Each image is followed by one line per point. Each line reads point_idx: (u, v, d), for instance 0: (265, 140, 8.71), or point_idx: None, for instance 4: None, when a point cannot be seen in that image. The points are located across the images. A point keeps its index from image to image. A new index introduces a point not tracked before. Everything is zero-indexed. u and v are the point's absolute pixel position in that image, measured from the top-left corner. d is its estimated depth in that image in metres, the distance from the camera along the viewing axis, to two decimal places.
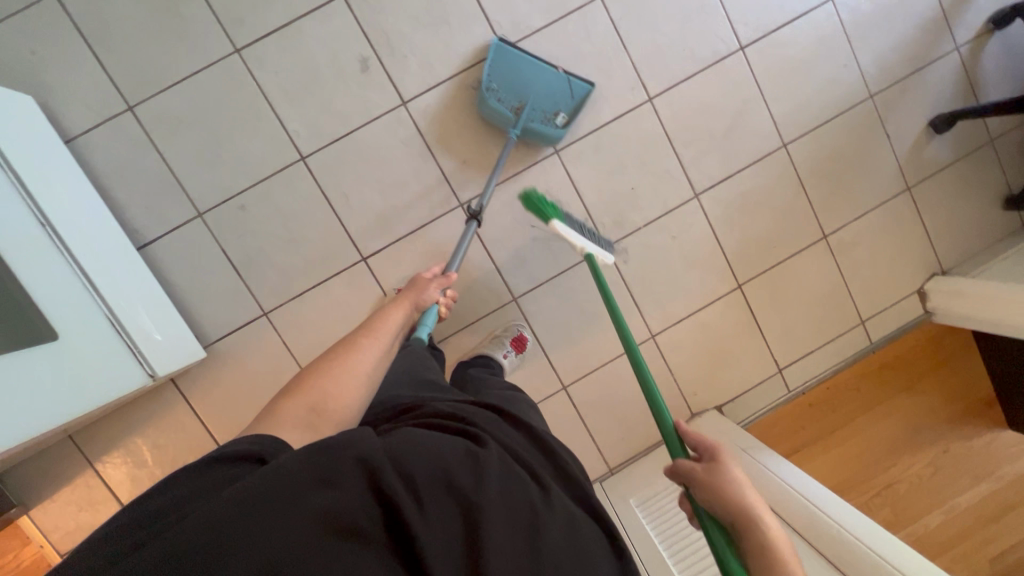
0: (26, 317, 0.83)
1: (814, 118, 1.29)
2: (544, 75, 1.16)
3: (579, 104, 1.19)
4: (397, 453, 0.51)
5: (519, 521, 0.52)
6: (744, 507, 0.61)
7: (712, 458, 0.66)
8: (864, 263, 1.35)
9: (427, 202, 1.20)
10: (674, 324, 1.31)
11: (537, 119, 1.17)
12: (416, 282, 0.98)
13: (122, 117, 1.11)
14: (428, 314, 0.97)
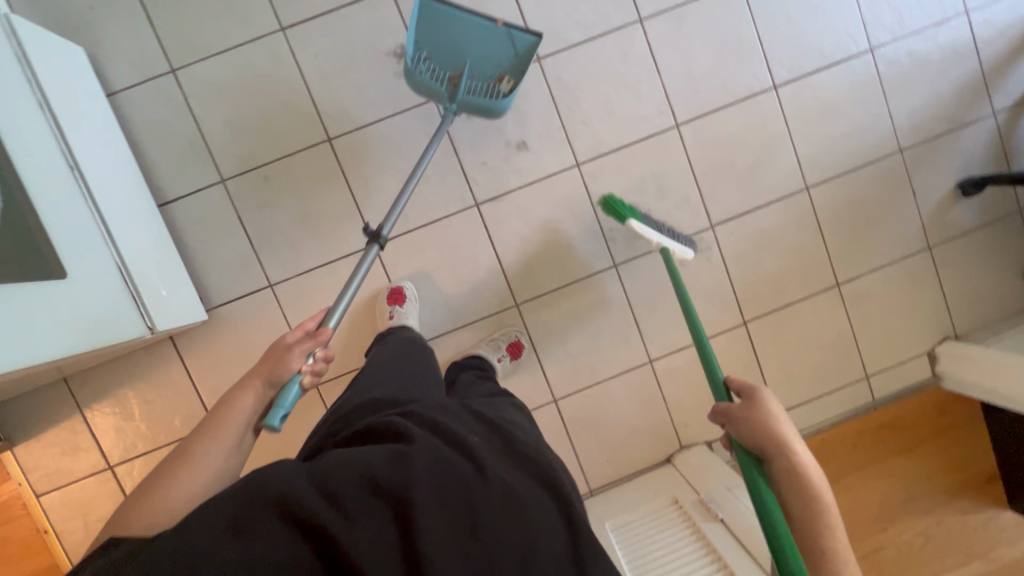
0: (40, 252, 0.85)
1: (840, 165, 1.28)
2: (480, 35, 1.07)
3: (522, 62, 1.10)
4: (314, 474, 0.52)
5: (454, 505, 0.54)
6: (780, 442, 0.69)
7: (755, 398, 0.73)
8: (876, 317, 1.32)
9: (444, 198, 1.22)
10: (673, 352, 1.30)
11: (478, 87, 1.09)
12: (278, 349, 0.80)
13: (163, 78, 1.15)
14: (288, 393, 0.75)
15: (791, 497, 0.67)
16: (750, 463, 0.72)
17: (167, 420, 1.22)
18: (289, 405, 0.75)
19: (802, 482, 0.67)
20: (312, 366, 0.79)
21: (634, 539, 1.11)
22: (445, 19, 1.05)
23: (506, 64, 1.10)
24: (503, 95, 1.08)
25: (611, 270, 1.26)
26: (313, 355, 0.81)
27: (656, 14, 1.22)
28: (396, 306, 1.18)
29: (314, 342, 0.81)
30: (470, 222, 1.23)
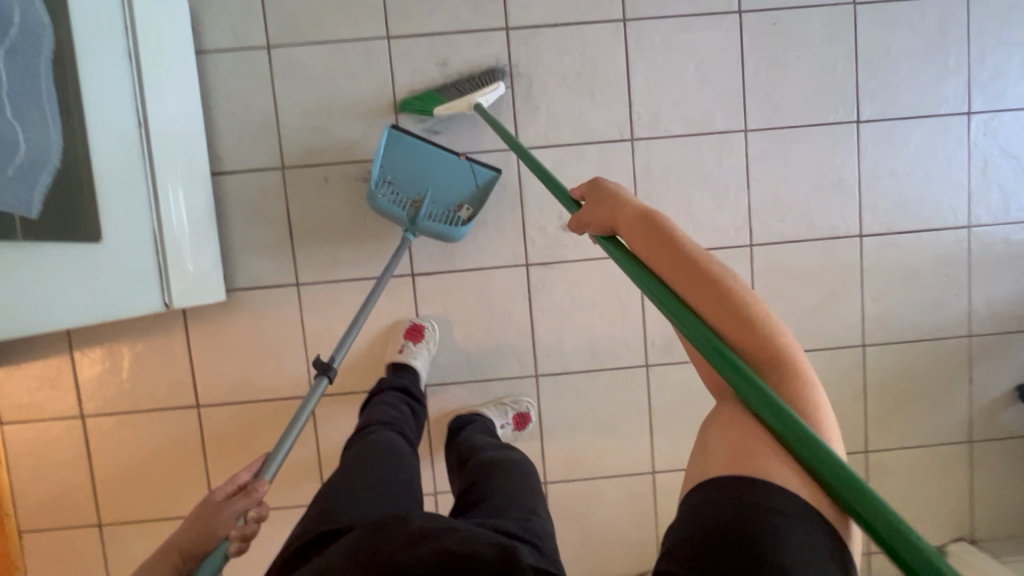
0: (78, 211, 0.83)
1: (904, 332, 1.22)
2: (444, 165, 1.11)
3: (483, 192, 1.14)
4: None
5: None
6: (620, 210, 0.69)
7: (595, 186, 0.74)
8: (894, 495, 1.25)
9: (495, 249, 1.17)
10: (679, 470, 1.23)
11: (438, 213, 1.11)
12: (209, 509, 0.77)
13: (257, 52, 1.11)
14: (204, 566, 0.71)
15: (656, 260, 0.64)
16: (610, 248, 0.69)
17: (153, 385, 1.17)
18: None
19: (656, 238, 0.64)
20: (240, 530, 0.74)
21: None
22: (408, 146, 1.09)
23: (467, 193, 1.13)
24: (460, 224, 1.11)
25: (641, 369, 1.20)
26: (244, 517, 0.75)
27: (762, 129, 1.17)
28: (410, 342, 1.13)
29: (245, 503, 0.76)
30: (515, 279, 1.18)
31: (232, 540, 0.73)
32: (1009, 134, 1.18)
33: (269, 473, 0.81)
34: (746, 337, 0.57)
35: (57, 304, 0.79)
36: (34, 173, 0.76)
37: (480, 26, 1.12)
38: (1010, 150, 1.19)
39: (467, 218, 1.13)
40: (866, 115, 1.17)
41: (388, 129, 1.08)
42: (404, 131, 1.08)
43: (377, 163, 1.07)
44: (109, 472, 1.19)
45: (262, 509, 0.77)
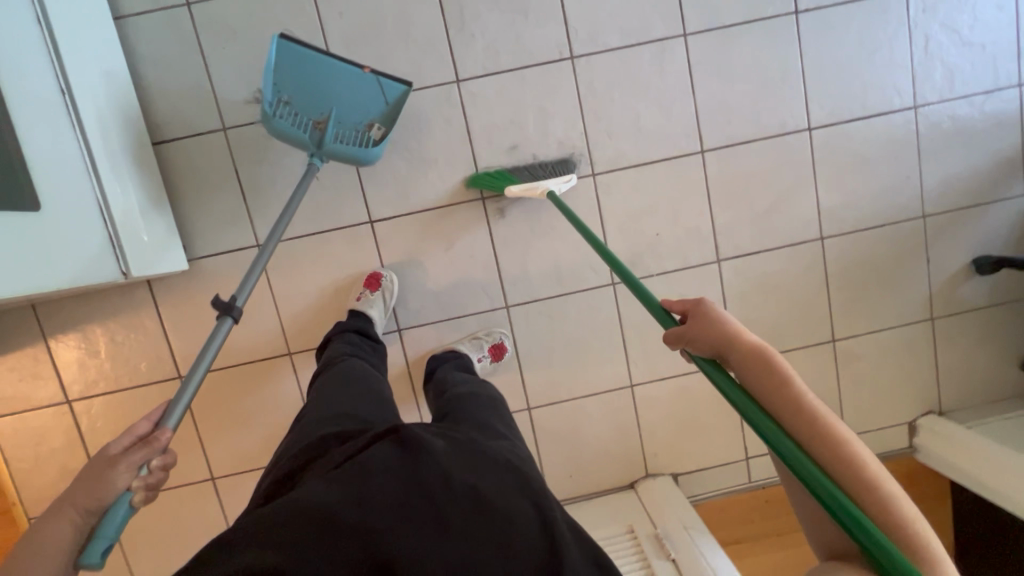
0: (19, 175, 0.82)
1: (860, 221, 1.24)
2: (348, 81, 1.04)
3: (394, 110, 1.08)
4: (279, 535, 0.53)
5: (423, 517, 0.57)
6: (733, 335, 0.72)
7: (697, 305, 0.77)
8: (864, 379, 1.30)
9: (450, 186, 1.17)
10: (655, 381, 1.27)
11: (346, 134, 1.05)
12: (99, 464, 0.73)
13: (177, 10, 1.08)
14: (110, 520, 0.69)
15: (772, 399, 0.68)
16: (712, 368, 0.71)
17: (132, 363, 1.19)
18: (109, 533, 0.69)
19: (775, 385, 0.69)
20: (144, 480, 0.73)
21: None
22: (304, 60, 1.01)
23: (376, 111, 1.07)
24: (373, 145, 1.05)
25: (609, 288, 1.23)
26: (147, 466, 0.74)
27: (701, 31, 1.16)
28: (368, 291, 1.14)
29: (146, 453, 0.74)
30: (473, 215, 1.18)
31: (136, 490, 0.72)
32: (948, 7, 1.18)
33: (173, 420, 0.79)
34: (865, 493, 0.61)
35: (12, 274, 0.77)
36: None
37: None
38: (951, 24, 1.19)
39: (379, 137, 1.08)
40: (804, 5, 1.16)
41: (275, 39, 0.98)
42: (297, 43, 1.00)
43: (268, 79, 0.98)
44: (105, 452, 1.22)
45: (167, 456, 0.76)
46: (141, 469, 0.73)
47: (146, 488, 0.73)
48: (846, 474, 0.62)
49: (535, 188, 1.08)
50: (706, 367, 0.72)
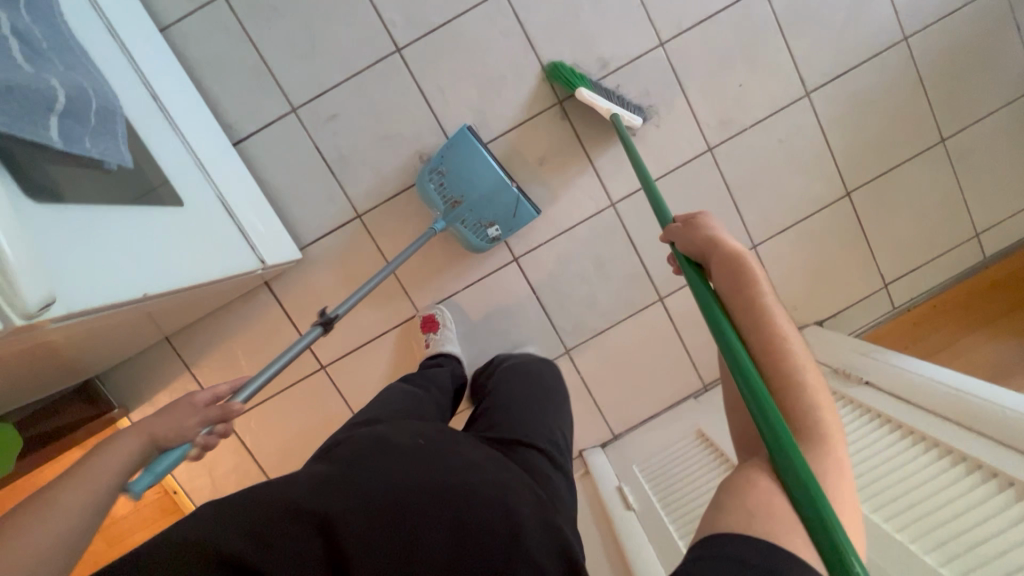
0: (150, 175, 0.79)
1: (939, 8, 1.19)
2: (498, 187, 1.08)
3: (518, 223, 1.12)
4: (228, 513, 0.50)
5: (379, 514, 0.52)
6: (712, 239, 0.65)
7: (689, 216, 0.71)
8: (983, 169, 1.26)
9: (527, 99, 1.15)
10: (778, 234, 1.25)
11: (469, 221, 1.11)
12: (180, 409, 0.72)
13: (214, 5, 1.07)
14: (166, 458, 0.67)
15: (731, 299, 0.61)
16: (690, 271, 0.67)
17: (275, 367, 1.20)
18: (164, 469, 0.67)
19: (744, 284, 0.61)
20: (204, 439, 0.73)
21: None
22: (475, 154, 1.06)
23: (505, 218, 1.11)
24: (484, 242, 1.12)
25: (706, 155, 1.20)
26: (210, 427, 0.73)
27: None
28: (431, 334, 1.17)
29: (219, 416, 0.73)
30: (556, 122, 1.17)
31: (195, 444, 0.71)
32: None
33: (246, 395, 0.79)
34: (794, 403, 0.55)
35: (184, 260, 0.75)
36: (111, 124, 0.63)
37: None
38: None
39: (491, 238, 1.12)
40: None
41: (465, 128, 1.06)
42: (478, 139, 1.05)
43: (439, 151, 1.06)
44: (275, 460, 1.24)
45: (225, 425, 0.76)
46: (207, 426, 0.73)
47: (203, 446, 0.73)
48: (772, 368, 0.57)
49: (600, 109, 1.05)
50: (687, 271, 0.67)
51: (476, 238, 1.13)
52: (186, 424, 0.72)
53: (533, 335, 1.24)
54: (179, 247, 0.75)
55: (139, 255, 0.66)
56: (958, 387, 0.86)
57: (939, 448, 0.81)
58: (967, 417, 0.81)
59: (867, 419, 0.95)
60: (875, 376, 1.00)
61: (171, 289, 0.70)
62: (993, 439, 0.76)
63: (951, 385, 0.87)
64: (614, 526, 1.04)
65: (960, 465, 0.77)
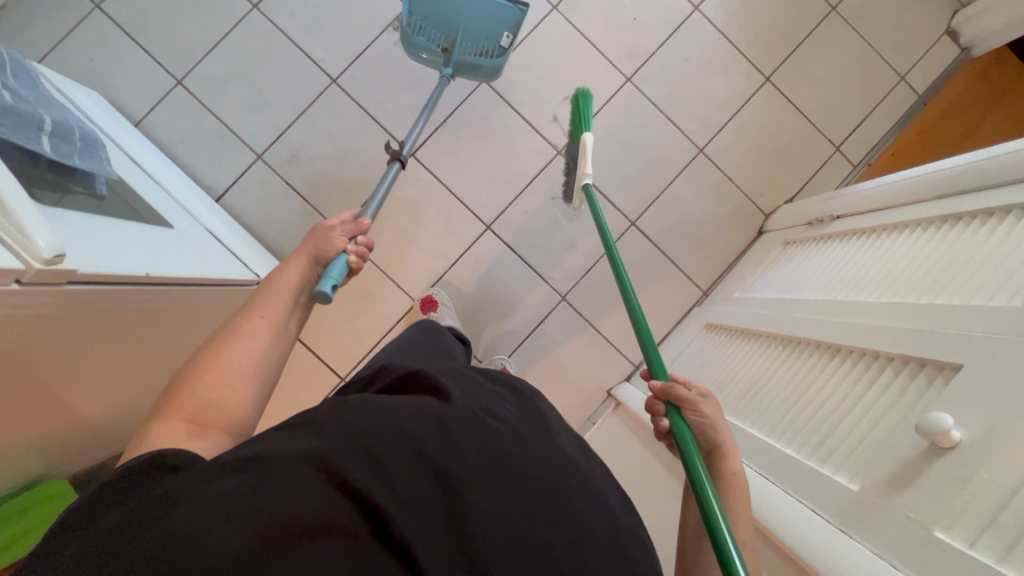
0: (146, 210, 0.92)
1: None
2: (473, 4, 1.09)
3: (514, 21, 1.11)
4: (350, 428, 0.46)
5: (494, 472, 0.48)
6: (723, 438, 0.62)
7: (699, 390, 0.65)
8: (882, 20, 1.35)
9: (456, 87, 1.29)
10: (718, 133, 1.33)
11: (471, 49, 1.13)
12: (319, 234, 0.77)
13: (175, 91, 1.25)
14: (336, 264, 0.74)
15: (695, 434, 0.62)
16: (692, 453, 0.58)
17: (299, 393, 1.25)
18: (339, 277, 0.73)
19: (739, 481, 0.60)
20: (354, 247, 0.78)
21: (766, 282, 1.11)
22: None
23: (504, 24, 1.11)
24: (497, 60, 1.14)
25: (628, 85, 1.31)
26: (353, 241, 0.79)
27: None
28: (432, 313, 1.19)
29: (353, 230, 0.80)
30: (485, 96, 1.29)
31: (350, 252, 0.77)
32: None
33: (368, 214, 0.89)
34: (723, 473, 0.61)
35: (185, 265, 0.87)
36: (95, 149, 0.77)
37: None
38: None
39: (502, 51, 1.14)
40: None
41: None
42: None
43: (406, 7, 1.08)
44: None
45: (363, 238, 0.81)
46: (352, 238, 0.79)
47: (356, 255, 0.78)
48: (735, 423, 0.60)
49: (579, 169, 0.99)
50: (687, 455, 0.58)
51: (488, 63, 1.15)
52: (333, 241, 0.76)
53: (528, 292, 1.30)
54: (176, 256, 0.87)
55: (144, 253, 0.77)
56: (917, 174, 0.89)
57: (929, 225, 0.82)
58: (924, 191, 0.85)
59: (864, 239, 0.94)
60: (843, 208, 1.04)
61: (177, 281, 0.82)
62: (956, 192, 0.79)
63: (910, 176, 0.90)
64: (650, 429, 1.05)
65: (948, 228, 0.78)
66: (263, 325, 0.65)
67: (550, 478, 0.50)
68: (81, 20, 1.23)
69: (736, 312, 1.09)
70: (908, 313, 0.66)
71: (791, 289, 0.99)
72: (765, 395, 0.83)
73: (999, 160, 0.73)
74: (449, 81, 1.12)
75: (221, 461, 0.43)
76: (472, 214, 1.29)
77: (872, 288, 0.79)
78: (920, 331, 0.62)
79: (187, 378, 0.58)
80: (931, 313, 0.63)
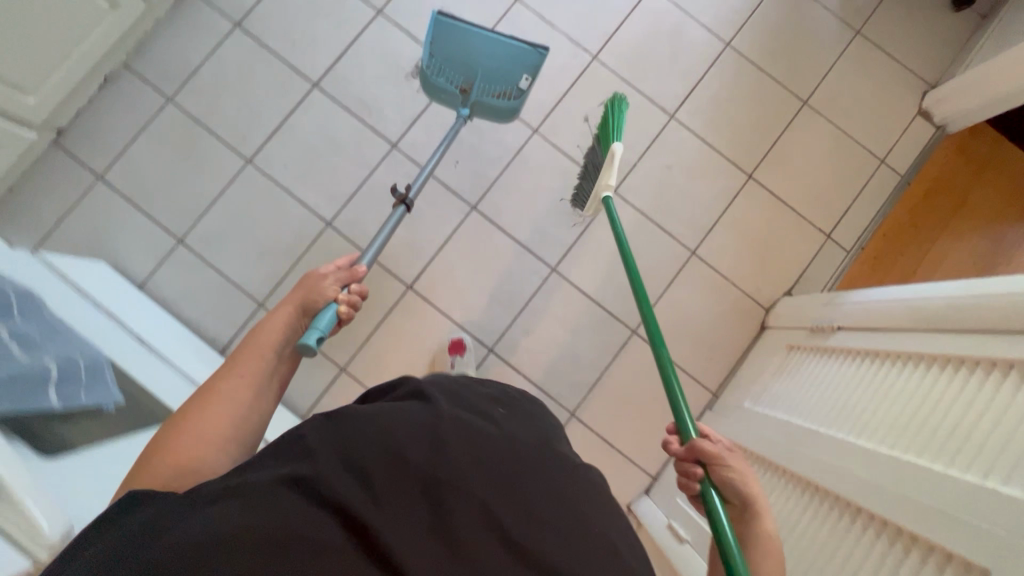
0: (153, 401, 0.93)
1: (742, 13, 1.40)
2: (494, 48, 1.12)
3: (534, 63, 1.13)
4: (337, 445, 0.47)
5: (483, 476, 0.49)
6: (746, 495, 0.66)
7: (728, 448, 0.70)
8: (854, 108, 1.39)
9: (446, 217, 1.33)
10: (708, 234, 1.35)
11: (491, 90, 1.14)
12: (313, 282, 0.79)
13: (176, 250, 1.29)
14: (324, 316, 0.75)
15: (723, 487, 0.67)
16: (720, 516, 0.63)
17: None
18: (326, 328, 0.74)
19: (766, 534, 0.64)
20: (346, 296, 0.79)
21: (776, 395, 1.10)
22: (459, 31, 1.11)
23: (524, 66, 1.13)
24: (515, 101, 1.13)
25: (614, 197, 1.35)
26: (347, 289, 0.81)
27: None
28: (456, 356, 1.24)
29: (346, 278, 0.82)
30: (476, 223, 1.32)
31: (342, 301, 0.78)
32: None
33: (364, 261, 0.92)
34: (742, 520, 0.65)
35: None
36: (101, 374, 0.79)
37: (295, 102, 1.33)
38: None
39: (522, 92, 1.14)
40: None
41: (434, 15, 1.11)
42: (450, 15, 1.11)
43: (426, 49, 1.12)
44: None
45: (358, 286, 0.82)
46: (345, 285, 0.81)
47: (348, 305, 0.79)
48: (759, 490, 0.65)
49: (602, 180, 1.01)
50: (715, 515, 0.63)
51: (506, 104, 1.14)
52: (325, 290, 0.78)
53: None
54: None
55: None
56: (912, 297, 0.89)
57: (925, 362, 0.81)
58: (921, 319, 0.85)
59: (868, 360, 0.93)
60: (842, 320, 1.03)
61: None
62: (952, 329, 0.79)
63: (905, 298, 0.90)
64: (675, 566, 1.01)
65: (950, 368, 0.77)
66: (246, 378, 0.66)
67: (548, 477, 0.51)
68: (85, 193, 1.28)
69: (749, 432, 1.07)
70: (926, 485, 0.65)
71: (802, 413, 0.97)
72: (796, 550, 0.80)
73: (992, 302, 0.73)
74: (466, 119, 1.12)
75: (210, 490, 0.45)
76: (473, 340, 1.30)
77: (884, 432, 0.77)
78: (942, 514, 0.60)
79: (166, 433, 0.59)
80: (950, 492, 0.62)
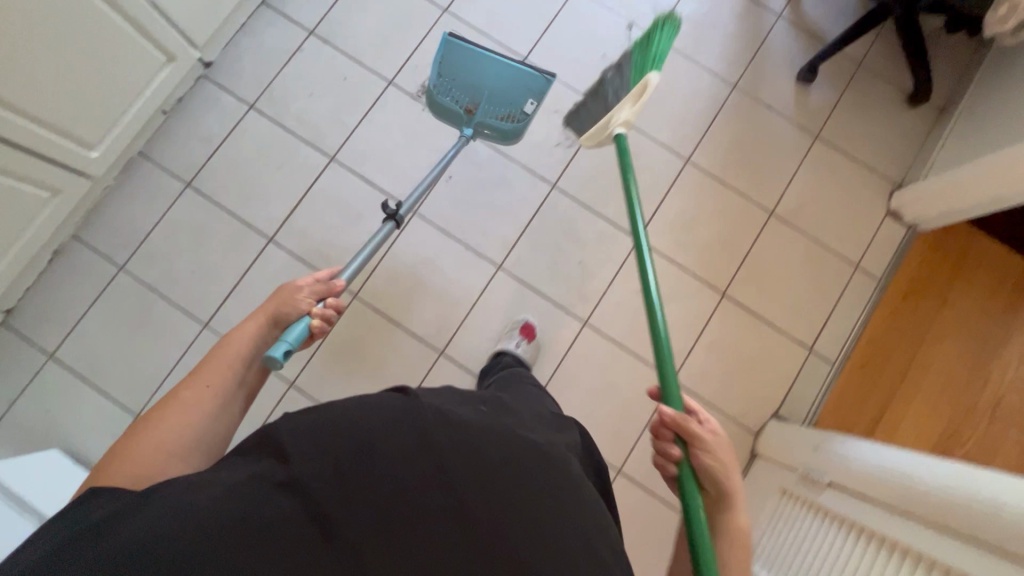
0: None
1: (698, 127, 1.39)
2: (500, 73, 1.13)
3: (539, 90, 1.14)
4: (310, 446, 0.45)
5: (466, 472, 0.47)
6: None
7: None
8: (822, 215, 1.36)
9: (414, 366, 1.29)
10: (685, 359, 1.30)
11: (495, 112, 1.14)
12: (289, 293, 0.78)
13: None
14: (294, 329, 0.72)
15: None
16: None
17: None
18: (296, 342, 0.72)
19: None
20: (322, 308, 0.78)
21: (774, 552, 1.03)
22: (466, 54, 1.13)
23: (528, 92, 1.13)
24: (518, 128, 1.13)
25: (585, 328, 1.30)
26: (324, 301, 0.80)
27: None
28: None
29: (324, 290, 0.80)
30: (445, 369, 1.28)
31: (316, 314, 0.76)
32: None
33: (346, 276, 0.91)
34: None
35: None
36: None
37: (250, 259, 1.30)
38: None
39: (526, 115, 1.14)
40: (527, 53, 1.40)
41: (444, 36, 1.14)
42: (459, 39, 1.14)
43: (434, 69, 1.14)
44: None
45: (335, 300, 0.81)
46: (321, 297, 0.79)
47: (323, 319, 0.76)
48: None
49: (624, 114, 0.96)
50: None
51: (507, 128, 1.14)
52: (300, 302, 0.77)
53: None
54: None
55: None
56: (905, 465, 0.84)
57: (927, 567, 0.74)
58: (915, 501, 0.79)
59: (861, 534, 0.86)
60: (831, 476, 0.97)
61: None
62: (947, 530, 0.73)
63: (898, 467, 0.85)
64: None
65: None
66: (208, 389, 0.66)
67: (538, 482, 0.49)
68: (36, 374, 1.23)
69: None
70: None
71: None
72: None
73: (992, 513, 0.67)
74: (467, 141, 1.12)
75: (174, 486, 0.43)
76: None
77: None
78: None
79: (126, 437, 0.59)
80: None
